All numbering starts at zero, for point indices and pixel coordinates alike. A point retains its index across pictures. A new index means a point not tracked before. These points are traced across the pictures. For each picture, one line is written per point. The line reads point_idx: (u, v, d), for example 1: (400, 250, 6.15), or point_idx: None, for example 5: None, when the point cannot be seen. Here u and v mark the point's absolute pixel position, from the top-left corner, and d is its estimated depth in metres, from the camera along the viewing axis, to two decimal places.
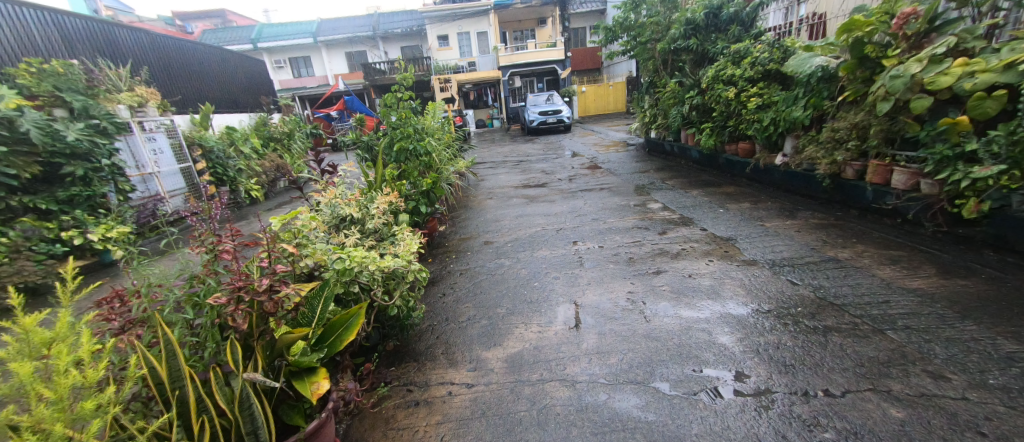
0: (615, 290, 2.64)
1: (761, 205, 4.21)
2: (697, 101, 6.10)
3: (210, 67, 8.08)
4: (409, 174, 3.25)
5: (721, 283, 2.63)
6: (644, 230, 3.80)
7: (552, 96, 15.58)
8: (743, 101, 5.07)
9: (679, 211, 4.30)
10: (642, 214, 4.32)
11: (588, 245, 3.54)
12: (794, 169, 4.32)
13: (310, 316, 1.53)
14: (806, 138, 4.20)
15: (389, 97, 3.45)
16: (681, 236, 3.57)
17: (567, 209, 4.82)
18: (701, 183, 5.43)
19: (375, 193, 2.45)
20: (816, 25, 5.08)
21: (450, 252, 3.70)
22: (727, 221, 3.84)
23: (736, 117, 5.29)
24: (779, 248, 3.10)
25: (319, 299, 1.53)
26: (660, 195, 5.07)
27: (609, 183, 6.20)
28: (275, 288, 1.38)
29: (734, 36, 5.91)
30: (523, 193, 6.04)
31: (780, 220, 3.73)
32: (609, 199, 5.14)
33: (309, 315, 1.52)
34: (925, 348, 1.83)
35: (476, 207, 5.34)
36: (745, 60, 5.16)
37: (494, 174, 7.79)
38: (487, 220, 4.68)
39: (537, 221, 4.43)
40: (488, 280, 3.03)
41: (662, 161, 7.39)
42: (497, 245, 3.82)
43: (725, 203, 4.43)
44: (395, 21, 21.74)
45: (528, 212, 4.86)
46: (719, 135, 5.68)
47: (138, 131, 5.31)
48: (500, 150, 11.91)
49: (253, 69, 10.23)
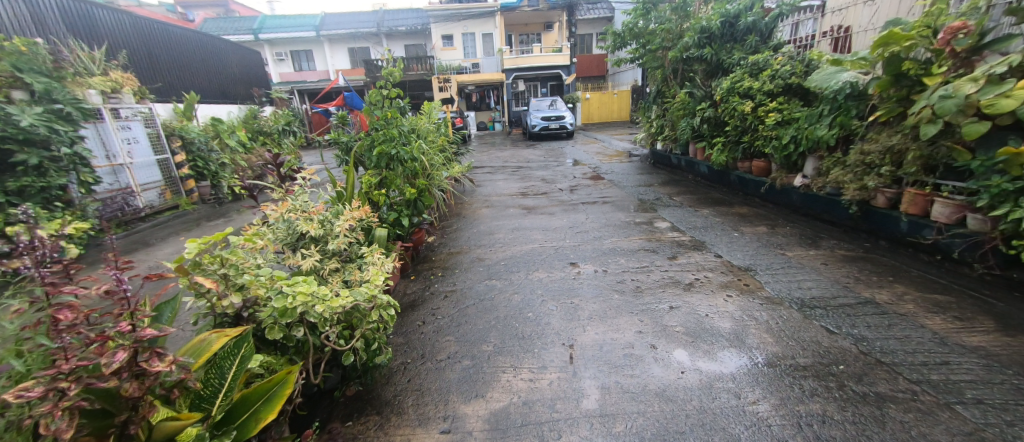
0: (622, 328, 2.27)
1: (779, 230, 3.86)
2: (709, 113, 5.76)
3: (199, 54, 7.72)
4: (391, 181, 2.87)
5: (744, 325, 2.26)
6: (652, 253, 3.44)
7: (556, 101, 15.29)
8: (761, 115, 4.73)
9: (689, 233, 3.95)
10: (649, 234, 3.96)
11: (589, 269, 3.17)
12: (816, 192, 3.97)
13: (218, 384, 1.21)
14: (830, 159, 3.86)
15: (375, 93, 3.09)
16: (693, 263, 3.21)
17: (568, 223, 4.45)
18: (712, 201, 5.07)
19: (343, 206, 2.07)
20: (841, 39, 4.76)
21: (435, 269, 3.32)
22: (744, 247, 3.48)
23: (752, 133, 4.95)
24: (806, 283, 2.74)
25: (233, 360, 1.23)
26: (668, 212, 4.73)
27: (612, 195, 5.85)
28: (143, 364, 1.05)
29: (751, 47, 5.58)
30: (521, 202, 5.69)
31: (802, 249, 3.37)
32: (613, 214, 4.78)
33: (217, 384, 1.21)
34: (1010, 436, 1.48)
35: (469, 217, 4.98)
36: (765, 73, 4.82)
37: (492, 180, 7.44)
38: (480, 232, 4.32)
39: (534, 236, 4.06)
40: (476, 307, 2.66)
41: (668, 174, 7.06)
42: (488, 263, 3.44)
43: (739, 226, 4.07)
44: (400, 19, 21.44)
45: (525, 225, 4.49)
46: (732, 152, 5.35)
47: (108, 119, 4.97)
48: (500, 154, 11.59)
49: (247, 60, 9.89)
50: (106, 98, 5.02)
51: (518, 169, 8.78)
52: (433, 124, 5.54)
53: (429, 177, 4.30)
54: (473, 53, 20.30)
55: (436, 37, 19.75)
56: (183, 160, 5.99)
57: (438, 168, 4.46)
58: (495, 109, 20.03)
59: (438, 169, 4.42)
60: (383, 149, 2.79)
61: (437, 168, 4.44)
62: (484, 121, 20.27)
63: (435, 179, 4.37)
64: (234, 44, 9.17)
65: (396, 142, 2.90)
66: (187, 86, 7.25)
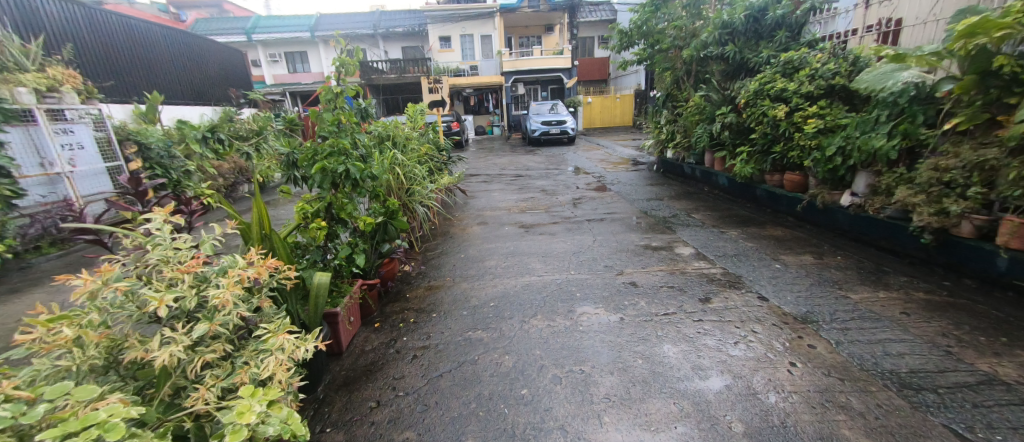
0: (655, 425, 1.62)
1: (830, 262, 3.19)
2: (731, 119, 5.07)
3: (168, 52, 7.12)
4: (342, 209, 2.10)
5: (830, 422, 1.59)
6: (679, 292, 2.77)
7: (557, 105, 14.68)
8: (796, 122, 4.07)
9: (719, 263, 3.28)
10: (672, 264, 3.29)
11: (600, 315, 2.51)
12: (873, 215, 3.31)
13: None
14: (891, 176, 3.21)
15: (325, 90, 2.31)
16: (733, 307, 2.53)
17: (573, 247, 3.79)
18: (738, 220, 4.41)
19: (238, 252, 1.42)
20: (891, 33, 4.03)
21: (408, 312, 2.68)
22: (792, 285, 2.81)
23: (785, 142, 4.28)
24: (893, 345, 2.06)
25: None
26: (688, 234, 4.06)
27: (620, 211, 5.20)
28: None
29: (781, 44, 4.90)
30: (517, 218, 5.03)
31: (868, 289, 2.70)
32: (625, 236, 4.11)
33: None
34: None
35: (458, 237, 4.32)
36: (802, 72, 4.15)
37: (487, 191, 6.79)
38: (469, 258, 3.66)
39: (532, 264, 3.40)
40: (452, 377, 2.00)
41: (681, 186, 6.41)
42: (475, 303, 2.78)
43: (779, 254, 3.39)
44: (397, 20, 20.93)
45: (522, 249, 3.83)
46: (759, 163, 4.69)
47: (44, 121, 4.38)
48: (498, 161, 10.95)
49: (228, 58, 9.29)
50: (41, 98, 4.47)
51: (516, 178, 8.13)
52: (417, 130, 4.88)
53: (405, 193, 3.63)
54: (472, 55, 19.73)
55: (433, 38, 19.18)
56: (138, 168, 5.46)
57: (418, 181, 3.79)
58: (495, 113, 19.47)
59: (418, 181, 3.74)
60: (332, 161, 1.97)
61: (417, 179, 3.76)
62: (482, 125, 19.69)
63: (414, 195, 3.72)
64: (209, 41, 8.55)
65: (351, 156, 2.13)
66: (153, 86, 6.64)
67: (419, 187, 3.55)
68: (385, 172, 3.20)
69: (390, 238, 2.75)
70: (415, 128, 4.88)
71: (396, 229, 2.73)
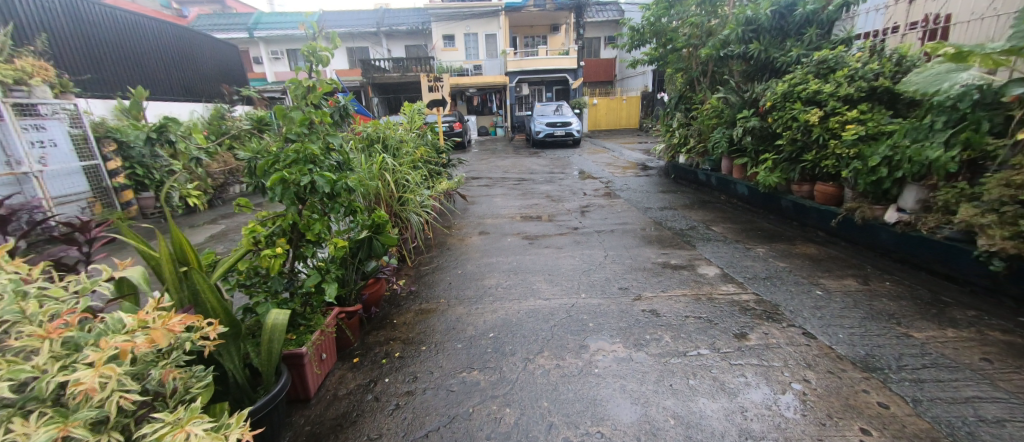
0: None
1: (878, 288, 2.79)
2: (755, 123, 4.67)
3: (156, 45, 6.81)
4: (310, 228, 1.70)
5: None
6: (708, 324, 2.39)
7: (562, 106, 14.30)
8: (832, 127, 3.67)
9: (749, 286, 2.89)
10: (696, 288, 2.90)
11: (619, 353, 2.13)
12: (926, 234, 2.93)
13: None
14: (949, 191, 2.84)
15: (295, 84, 1.95)
16: (777, 346, 2.14)
17: (583, 264, 3.41)
18: (765, 234, 4.01)
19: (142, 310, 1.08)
20: (939, 31, 3.64)
21: (393, 344, 2.30)
22: (841, 318, 2.41)
23: (817, 149, 3.89)
24: (985, 407, 1.68)
25: None
26: (710, 249, 3.67)
27: (632, 221, 4.82)
28: None
29: (811, 42, 4.50)
30: (520, 227, 4.66)
31: (932, 327, 2.31)
32: (640, 251, 3.72)
33: None
34: None
35: (455, 250, 3.95)
36: (839, 73, 3.75)
37: (488, 196, 6.42)
38: (466, 274, 3.30)
39: (537, 284, 3.03)
40: (440, 438, 1.62)
41: (695, 194, 6.02)
42: (472, 332, 2.41)
43: (818, 277, 2.99)
44: (400, 19, 20.65)
45: (526, 265, 3.46)
46: (786, 172, 4.29)
47: (13, 117, 4.05)
48: (500, 163, 10.58)
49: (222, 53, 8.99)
50: (7, 91, 4.12)
51: (519, 182, 7.75)
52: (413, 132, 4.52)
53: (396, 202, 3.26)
54: (476, 54, 19.38)
55: (437, 37, 18.83)
56: (117, 168, 5.06)
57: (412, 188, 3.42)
58: (498, 113, 19.11)
59: (411, 188, 3.37)
60: (297, 170, 1.61)
61: (410, 187, 3.39)
62: (485, 126, 19.34)
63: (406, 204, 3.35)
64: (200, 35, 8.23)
65: (324, 163, 1.74)
66: (138, 81, 6.33)
67: (413, 196, 3.19)
68: (371, 180, 2.83)
69: (375, 255, 2.39)
70: (411, 131, 4.51)
71: (382, 245, 2.36)
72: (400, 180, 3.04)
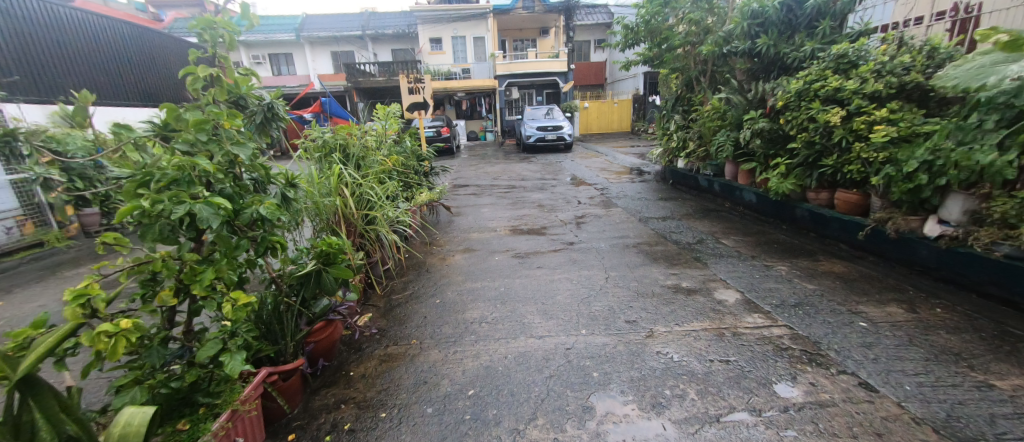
0: None
1: (931, 317, 2.36)
2: (765, 124, 4.27)
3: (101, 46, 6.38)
4: (191, 276, 1.18)
5: None
6: (740, 372, 1.93)
7: (552, 110, 13.91)
8: (857, 129, 3.27)
9: (779, 316, 2.45)
10: (717, 320, 2.44)
11: (634, 420, 1.66)
12: (979, 251, 2.52)
13: None
14: (1009, 202, 2.44)
15: (192, 76, 1.59)
16: (832, 405, 1.70)
17: (581, 289, 2.94)
18: (782, 249, 3.59)
19: None
20: (971, 20, 3.25)
21: (345, 409, 1.81)
22: (900, 361, 1.97)
23: (839, 153, 3.49)
24: None
25: None
26: (725, 268, 3.23)
27: (633, 233, 4.37)
28: None
29: (825, 36, 4.10)
30: (509, 242, 4.19)
31: (1014, 371, 1.87)
32: (645, 270, 3.27)
33: None
34: None
35: (435, 272, 3.46)
36: (863, 67, 3.36)
37: (475, 206, 5.95)
38: (445, 304, 2.82)
39: (529, 318, 2.56)
40: None
41: (697, 201, 5.61)
42: (446, 390, 1.92)
43: (856, 304, 2.56)
44: (386, 22, 20.23)
45: (515, 291, 2.98)
46: (802, 178, 3.89)
47: None
48: (489, 169, 10.13)
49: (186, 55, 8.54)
50: None
51: (509, 190, 7.29)
52: (386, 139, 4.07)
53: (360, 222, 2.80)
54: (464, 57, 18.95)
55: (424, 40, 18.36)
56: (52, 182, 4.64)
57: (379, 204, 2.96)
58: (487, 118, 18.69)
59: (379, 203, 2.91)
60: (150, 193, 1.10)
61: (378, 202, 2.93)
62: (474, 131, 18.90)
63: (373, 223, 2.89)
64: (158, 35, 7.91)
65: (212, 187, 1.28)
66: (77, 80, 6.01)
67: (382, 214, 2.72)
68: (325, 198, 2.36)
69: (325, 292, 1.95)
70: (383, 139, 4.05)
71: (334, 279, 1.96)
72: (366, 196, 2.57)
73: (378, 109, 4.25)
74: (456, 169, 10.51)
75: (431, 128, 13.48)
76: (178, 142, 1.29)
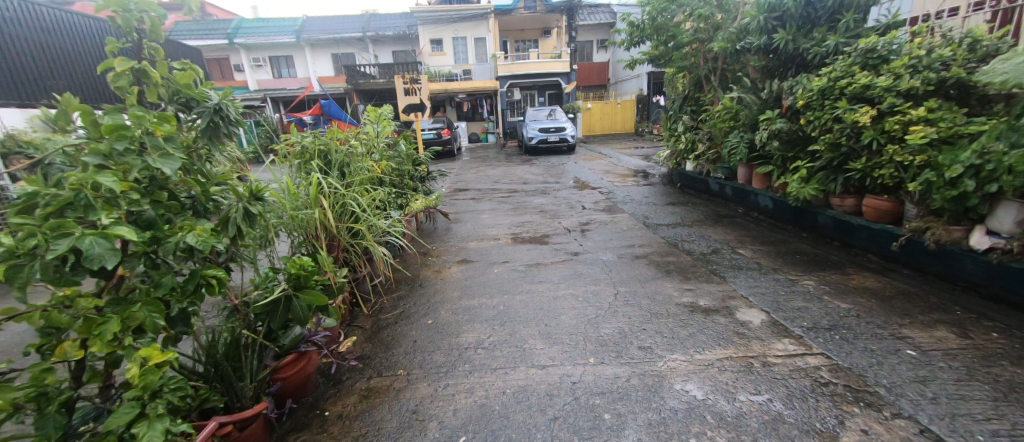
0: None
1: (987, 344, 2.08)
2: (783, 125, 3.99)
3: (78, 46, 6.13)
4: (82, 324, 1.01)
5: None
6: (777, 415, 1.66)
7: (555, 111, 13.65)
8: (890, 130, 3.01)
9: (812, 342, 2.17)
10: (743, 346, 2.17)
11: None
12: None
13: None
14: None
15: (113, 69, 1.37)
16: None
17: (588, 308, 2.68)
18: (806, 260, 3.31)
19: None
20: (1013, 11, 2.98)
21: None
22: (964, 400, 1.69)
23: (868, 156, 3.21)
24: None
25: None
26: (745, 283, 2.95)
27: (641, 241, 4.10)
28: None
29: (848, 29, 3.82)
30: (510, 252, 3.94)
31: None
32: (657, 285, 3.00)
33: None
34: None
35: (429, 286, 3.20)
36: (895, 62, 3.08)
37: (475, 212, 5.69)
38: (438, 325, 2.55)
39: (530, 342, 2.29)
40: None
41: (708, 206, 5.34)
42: (435, 435, 1.65)
43: (899, 327, 2.28)
44: (387, 23, 20.06)
45: (516, 310, 2.72)
46: (825, 182, 3.61)
47: None
48: (490, 172, 9.86)
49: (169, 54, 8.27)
50: None
51: (509, 194, 7.02)
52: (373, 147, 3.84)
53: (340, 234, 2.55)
54: (465, 58, 18.72)
55: (424, 41, 18.14)
56: None
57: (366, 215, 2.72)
58: (489, 119, 18.45)
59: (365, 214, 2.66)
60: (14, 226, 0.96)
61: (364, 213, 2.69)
62: (476, 133, 18.65)
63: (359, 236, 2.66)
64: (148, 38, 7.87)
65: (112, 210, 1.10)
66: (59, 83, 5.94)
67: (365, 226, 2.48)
68: (305, 210, 2.11)
69: (295, 322, 1.72)
70: (372, 145, 3.81)
71: (306, 305, 1.73)
72: (355, 207, 2.33)
73: (366, 113, 4.00)
74: (456, 172, 10.25)
75: (432, 130, 13.23)
76: (85, 153, 1.09)
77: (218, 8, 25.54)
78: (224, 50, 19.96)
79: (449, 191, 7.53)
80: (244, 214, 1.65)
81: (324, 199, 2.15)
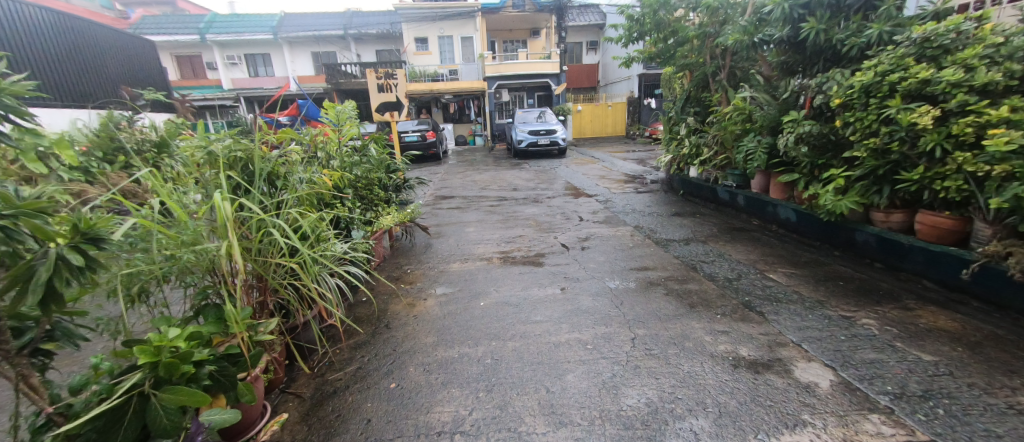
0: None
1: None
2: (814, 127, 3.46)
3: None
4: None
5: None
6: None
7: (545, 113, 13.11)
8: (959, 134, 2.49)
9: (911, 420, 1.61)
10: (820, 429, 1.59)
11: None
12: None
13: None
14: None
15: None
16: None
17: (602, 363, 2.09)
18: (853, 288, 2.76)
19: None
20: None
21: None
22: None
23: (926, 164, 2.70)
24: None
25: None
26: (791, 321, 2.39)
27: (653, 262, 3.53)
28: None
29: (887, 17, 3.27)
30: (499, 278, 3.32)
31: None
32: (683, 325, 2.42)
33: None
34: None
35: (397, 329, 2.57)
36: (965, 52, 2.56)
37: (459, 224, 5.06)
38: (404, 392, 1.93)
39: (529, 421, 1.69)
40: None
41: (717, 218, 4.81)
42: None
43: (1012, 393, 1.74)
44: (369, 22, 19.31)
45: (508, 366, 2.11)
46: (866, 193, 3.09)
47: None
48: (477, 177, 9.22)
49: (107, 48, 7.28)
50: None
51: (498, 202, 6.40)
52: (330, 154, 3.20)
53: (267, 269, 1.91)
54: (451, 58, 18.07)
55: (409, 40, 17.43)
56: None
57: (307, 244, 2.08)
58: (476, 121, 17.78)
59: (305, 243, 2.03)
60: None
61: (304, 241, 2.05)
62: (463, 135, 17.98)
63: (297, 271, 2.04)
64: (103, 28, 7.26)
65: None
66: None
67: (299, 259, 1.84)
68: (207, 244, 1.47)
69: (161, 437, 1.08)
70: (327, 150, 3.16)
71: (175, 409, 1.11)
72: (287, 236, 1.70)
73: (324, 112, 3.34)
74: (440, 177, 9.57)
75: (416, 132, 12.53)
76: None
77: (191, 3, 24.29)
78: (196, 47, 18.90)
79: (432, 199, 6.87)
80: (61, 268, 1.01)
81: (235, 229, 1.51)
